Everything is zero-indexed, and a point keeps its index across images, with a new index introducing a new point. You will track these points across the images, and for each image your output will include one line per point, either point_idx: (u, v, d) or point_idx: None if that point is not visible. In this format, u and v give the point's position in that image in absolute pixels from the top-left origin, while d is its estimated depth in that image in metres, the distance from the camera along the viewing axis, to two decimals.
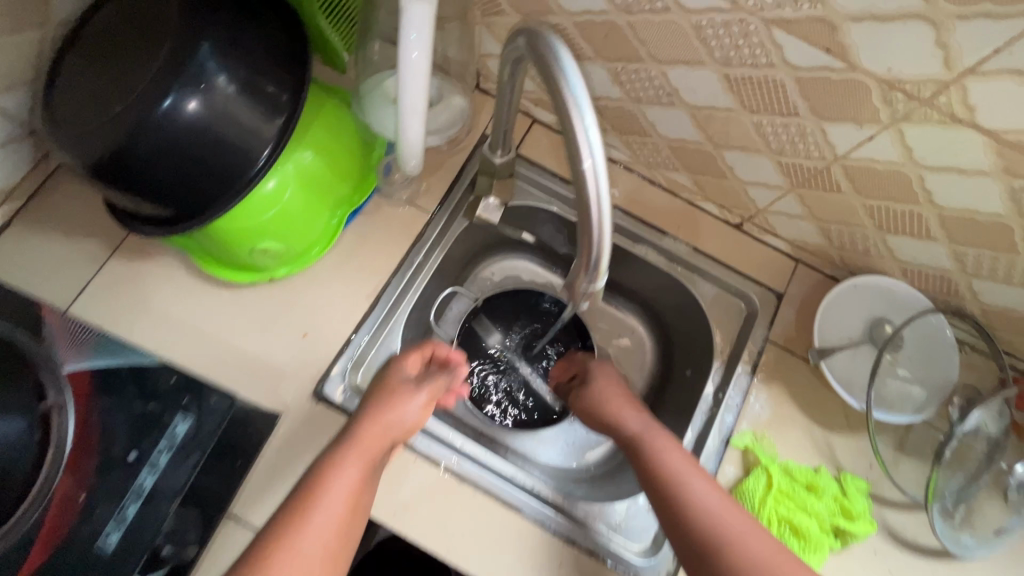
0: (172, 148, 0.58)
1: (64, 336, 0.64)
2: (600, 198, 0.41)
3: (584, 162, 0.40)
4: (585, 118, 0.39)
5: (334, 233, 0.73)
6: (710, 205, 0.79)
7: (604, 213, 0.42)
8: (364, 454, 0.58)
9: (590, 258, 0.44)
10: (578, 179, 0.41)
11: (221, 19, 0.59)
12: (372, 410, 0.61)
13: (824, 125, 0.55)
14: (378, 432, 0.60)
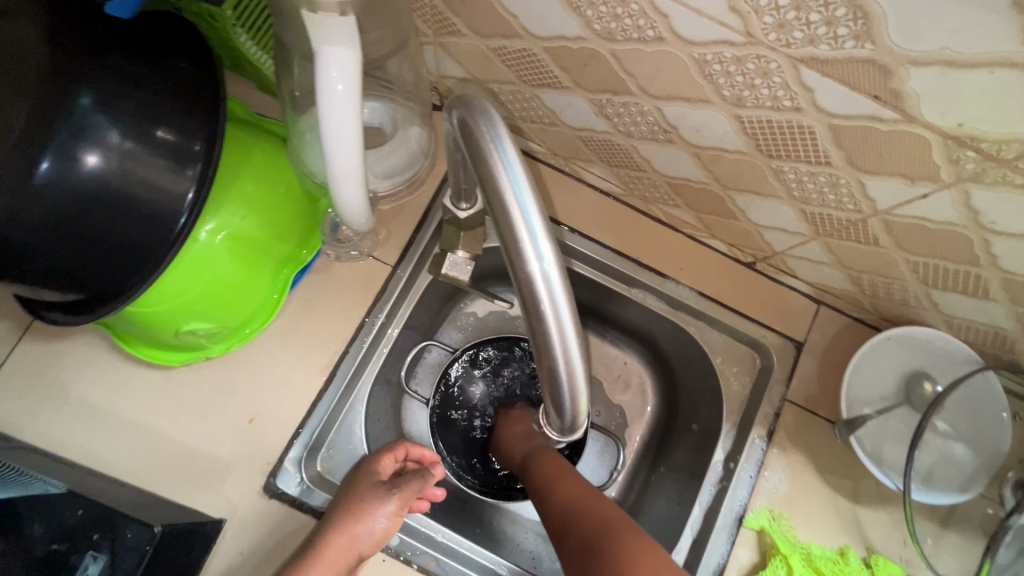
0: (60, 225, 0.47)
1: None
2: (560, 317, 0.31)
3: (531, 269, 0.30)
4: (530, 217, 0.30)
5: (280, 295, 0.63)
6: (717, 242, 0.67)
7: (570, 335, 0.32)
8: (328, 570, 0.54)
9: (557, 384, 0.34)
10: (530, 293, 0.31)
11: (105, 60, 0.47)
12: (341, 524, 0.56)
13: (863, 177, 0.43)
14: (343, 547, 0.55)
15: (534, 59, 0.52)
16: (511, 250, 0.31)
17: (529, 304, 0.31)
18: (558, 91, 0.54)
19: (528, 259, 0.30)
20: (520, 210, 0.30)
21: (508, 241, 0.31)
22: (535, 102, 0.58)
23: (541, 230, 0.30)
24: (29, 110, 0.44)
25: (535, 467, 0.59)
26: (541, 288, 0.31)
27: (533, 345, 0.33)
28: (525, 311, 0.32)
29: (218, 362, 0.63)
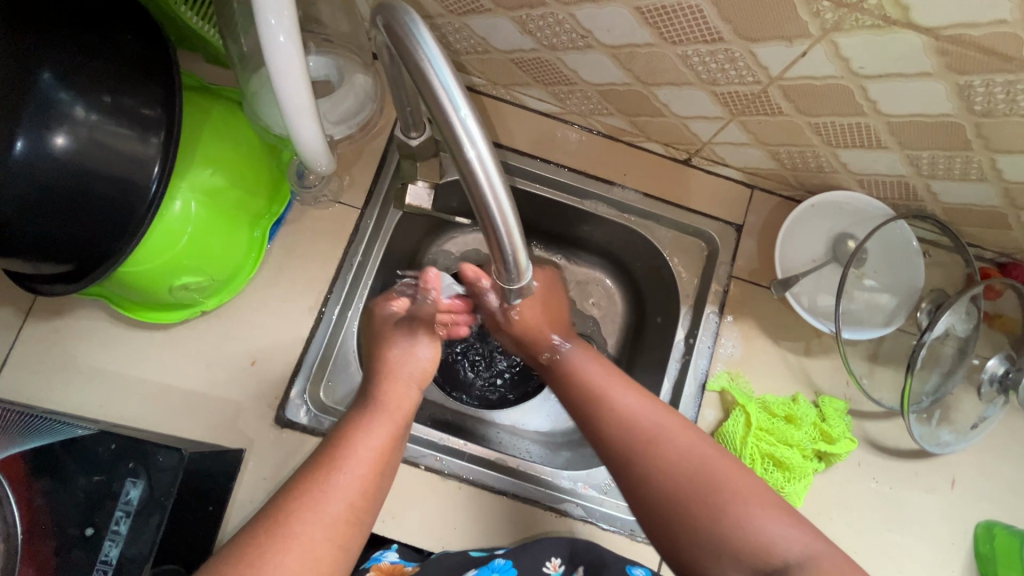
0: (46, 197, 0.52)
1: None
2: (496, 192, 0.36)
3: (467, 154, 0.34)
4: (457, 103, 0.33)
5: (259, 248, 0.68)
6: (653, 145, 0.73)
7: (506, 205, 0.37)
8: (385, 421, 0.55)
9: (503, 253, 0.40)
10: (469, 175, 0.35)
11: (60, 37, 0.51)
12: (387, 372, 0.59)
13: (752, 47, 0.49)
14: (400, 390, 0.58)
15: None
16: (448, 136, 0.34)
17: (470, 186, 0.36)
18: (483, 16, 0.59)
19: (465, 145, 0.34)
20: (448, 97, 0.33)
21: (444, 127, 0.34)
22: (465, 32, 0.63)
23: (470, 118, 0.34)
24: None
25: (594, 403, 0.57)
26: (479, 171, 0.35)
27: (478, 218, 0.38)
28: (468, 192, 0.36)
29: (214, 317, 0.68)
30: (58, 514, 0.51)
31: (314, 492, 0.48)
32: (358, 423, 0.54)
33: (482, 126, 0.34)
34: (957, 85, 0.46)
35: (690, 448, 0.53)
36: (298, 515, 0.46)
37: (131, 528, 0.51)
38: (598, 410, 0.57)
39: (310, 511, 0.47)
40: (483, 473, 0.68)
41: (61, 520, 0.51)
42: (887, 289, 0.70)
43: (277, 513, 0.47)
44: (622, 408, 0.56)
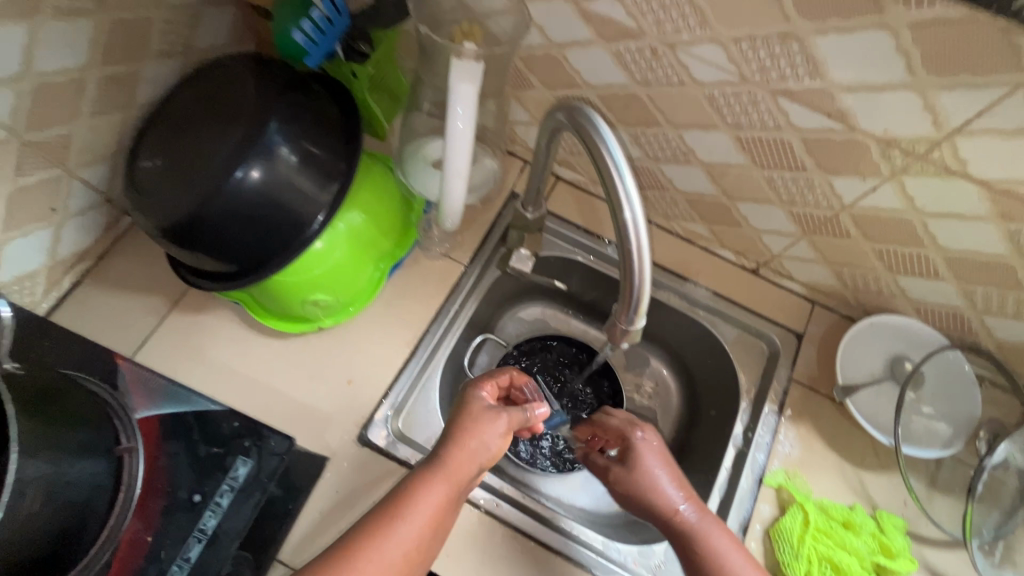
0: (238, 214, 0.64)
1: (136, 384, 0.60)
2: (640, 246, 0.46)
3: (625, 214, 0.45)
4: (624, 173, 0.45)
5: (377, 283, 0.78)
6: (726, 252, 0.83)
7: (645, 257, 0.46)
8: (448, 486, 0.58)
9: (631, 298, 0.49)
10: (621, 229, 0.45)
11: (288, 100, 0.67)
12: (455, 437, 0.60)
13: (831, 178, 0.60)
14: (464, 457, 0.59)
15: None
16: (612, 198, 0.45)
17: (620, 238, 0.46)
18: None
19: (624, 206, 0.45)
20: (618, 167, 0.44)
21: (611, 191, 0.45)
22: None
23: (631, 188, 0.44)
24: (241, 138, 0.64)
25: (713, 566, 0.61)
26: (629, 228, 0.45)
27: (619, 265, 0.47)
28: (617, 243, 0.47)
29: (324, 335, 0.77)
30: (174, 477, 0.57)
31: (382, 536, 0.54)
32: (424, 482, 0.57)
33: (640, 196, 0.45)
34: (1007, 229, 0.56)
35: (747, 563, 0.61)
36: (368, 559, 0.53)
37: (233, 502, 0.58)
38: None
39: (378, 559, 0.54)
40: (537, 527, 0.71)
41: (176, 483, 0.57)
42: (942, 418, 0.73)
43: (346, 548, 0.54)
44: None
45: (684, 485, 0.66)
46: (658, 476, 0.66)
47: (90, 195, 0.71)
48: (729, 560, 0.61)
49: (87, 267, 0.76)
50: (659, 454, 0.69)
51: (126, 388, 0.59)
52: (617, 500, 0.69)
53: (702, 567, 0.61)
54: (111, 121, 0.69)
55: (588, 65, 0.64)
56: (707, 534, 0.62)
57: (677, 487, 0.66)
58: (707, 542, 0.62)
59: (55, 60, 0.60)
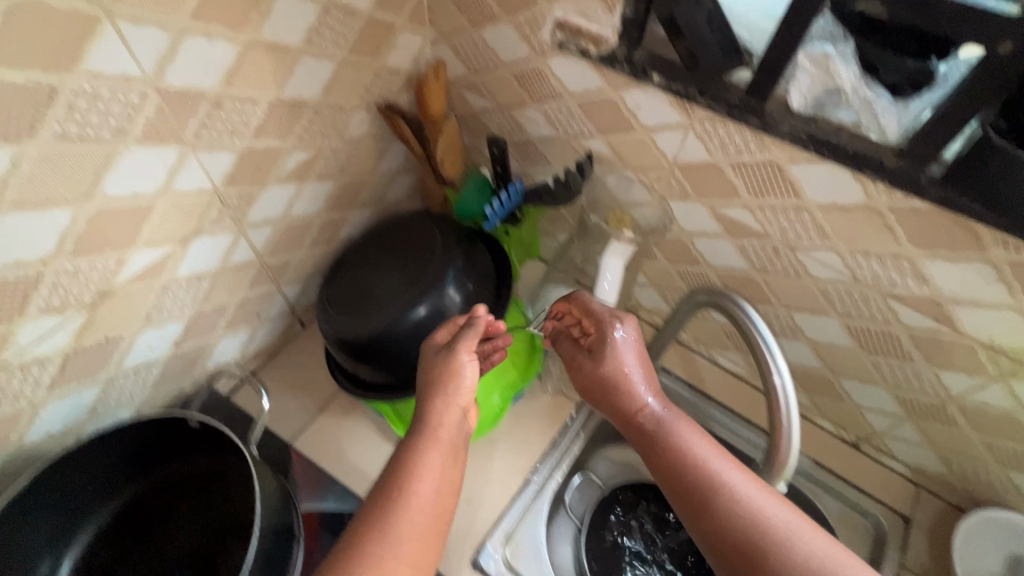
0: (406, 340, 0.77)
1: (303, 480, 0.79)
2: (790, 408, 0.56)
3: (775, 379, 0.56)
4: (773, 347, 0.57)
5: (501, 411, 0.86)
6: (825, 422, 0.88)
7: (794, 416, 0.56)
8: (446, 437, 0.61)
9: (780, 451, 0.57)
10: (773, 391, 0.56)
11: (457, 251, 0.82)
12: (433, 388, 0.63)
13: (939, 371, 0.67)
14: (451, 412, 0.63)
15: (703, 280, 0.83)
16: (763, 366, 0.57)
17: (772, 399, 0.56)
18: None
19: (775, 372, 0.56)
20: (769, 342, 0.56)
21: (761, 360, 0.57)
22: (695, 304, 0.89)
23: (784, 368, 0.56)
24: (419, 279, 0.79)
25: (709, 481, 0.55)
26: (780, 391, 0.56)
27: (770, 422, 0.57)
28: (767, 403, 0.57)
29: None
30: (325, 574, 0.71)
31: (390, 486, 0.56)
32: (413, 442, 0.60)
33: (787, 372, 0.57)
34: None
35: (732, 466, 0.56)
36: (383, 543, 0.52)
37: None
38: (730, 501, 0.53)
39: (399, 530, 0.53)
40: None
41: None
42: None
43: (359, 532, 0.53)
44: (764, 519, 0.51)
45: (651, 379, 0.65)
46: (625, 367, 0.65)
47: (284, 306, 0.87)
48: (725, 477, 0.55)
49: (261, 364, 0.89)
50: (636, 350, 0.67)
51: (296, 483, 0.78)
52: (581, 391, 0.70)
53: (696, 496, 0.55)
54: (317, 252, 0.87)
55: (712, 250, 0.78)
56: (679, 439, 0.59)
57: (642, 378, 0.65)
58: (673, 438, 0.60)
59: (303, 208, 0.79)
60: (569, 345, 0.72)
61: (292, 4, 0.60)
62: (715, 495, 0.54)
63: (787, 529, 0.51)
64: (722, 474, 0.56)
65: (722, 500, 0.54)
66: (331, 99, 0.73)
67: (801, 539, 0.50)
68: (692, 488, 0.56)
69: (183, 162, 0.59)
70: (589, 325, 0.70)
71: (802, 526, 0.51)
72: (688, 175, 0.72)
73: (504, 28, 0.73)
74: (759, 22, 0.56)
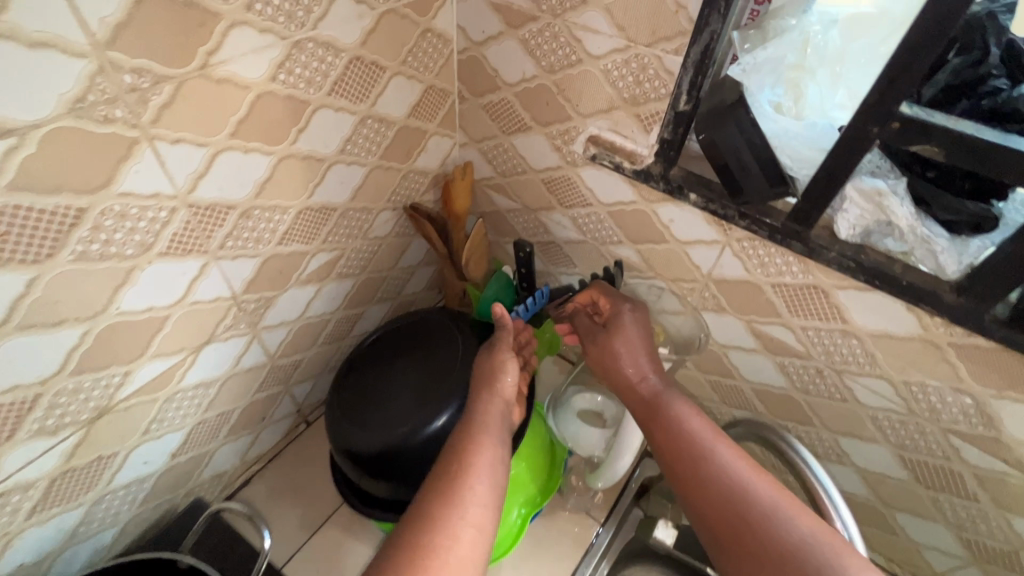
0: (423, 453, 0.71)
1: None
2: None
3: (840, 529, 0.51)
4: (831, 490, 0.52)
5: (519, 529, 0.79)
6: (876, 554, 0.80)
7: None
8: (494, 418, 0.64)
9: None
10: None
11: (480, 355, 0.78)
12: (480, 381, 0.68)
13: (1009, 516, 0.61)
14: (497, 404, 0.66)
15: (738, 392, 0.79)
16: (822, 511, 0.52)
17: None
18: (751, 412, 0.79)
19: (837, 520, 0.51)
20: (825, 485, 0.52)
21: (819, 502, 0.52)
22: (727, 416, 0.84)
23: (849, 520, 0.51)
24: (440, 385, 0.75)
25: (700, 449, 0.54)
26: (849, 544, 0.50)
27: None
28: None
29: None
30: None
31: (448, 452, 0.58)
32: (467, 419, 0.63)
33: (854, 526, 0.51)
34: None
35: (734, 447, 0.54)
36: (445, 506, 0.51)
37: None
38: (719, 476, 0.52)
39: (463, 496, 0.52)
40: None
41: None
42: None
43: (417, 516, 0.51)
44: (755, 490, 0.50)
45: (654, 358, 0.66)
46: (632, 349, 0.66)
47: (291, 406, 0.83)
48: (716, 447, 0.54)
49: (259, 469, 0.83)
50: (641, 330, 0.68)
51: None
52: (593, 368, 0.70)
53: (686, 465, 0.54)
54: (331, 349, 0.84)
55: (749, 365, 0.74)
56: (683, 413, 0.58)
57: (645, 360, 0.65)
58: (668, 408, 0.60)
59: (321, 307, 0.76)
60: (579, 320, 0.74)
61: (330, 117, 0.60)
62: (708, 463, 0.53)
63: (776, 506, 0.49)
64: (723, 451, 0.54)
65: (713, 470, 0.52)
66: (360, 202, 0.72)
67: (790, 517, 0.48)
68: (685, 463, 0.54)
69: (204, 271, 0.56)
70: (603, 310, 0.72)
71: (791, 504, 0.49)
72: (724, 289, 0.69)
73: (535, 138, 0.74)
74: (809, 154, 0.53)
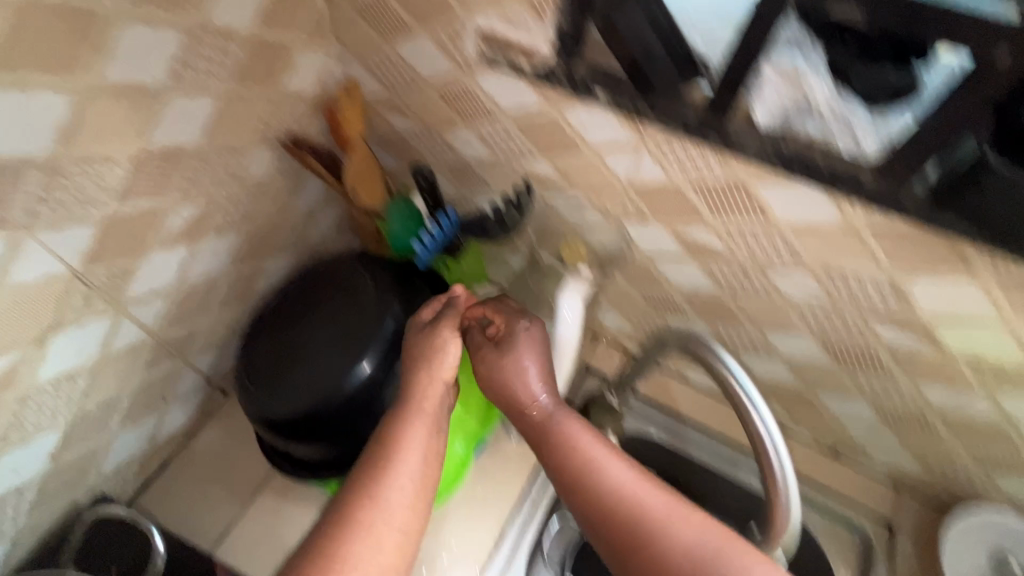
0: (353, 408, 0.66)
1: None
2: (783, 467, 0.48)
3: (763, 436, 0.48)
4: (754, 398, 0.49)
5: (464, 465, 0.77)
6: (803, 431, 0.84)
7: (786, 471, 0.48)
8: (422, 412, 0.56)
9: (779, 522, 0.49)
10: (762, 451, 0.48)
11: (398, 298, 0.71)
12: (411, 363, 0.60)
13: (919, 384, 0.64)
14: (431, 388, 0.58)
15: (669, 300, 0.77)
16: (746, 422, 0.49)
17: (762, 460, 0.48)
18: (683, 318, 0.78)
19: (761, 429, 0.48)
20: (746, 391, 0.49)
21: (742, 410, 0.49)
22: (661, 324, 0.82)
23: (766, 410, 0.48)
24: (360, 337, 0.68)
25: (579, 461, 0.51)
26: (770, 451, 0.48)
27: (764, 482, 0.49)
28: (759, 464, 0.49)
29: None
30: None
31: (376, 456, 0.53)
32: (393, 414, 0.56)
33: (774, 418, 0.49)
34: None
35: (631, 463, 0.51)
36: (363, 527, 0.48)
37: None
38: (614, 487, 0.49)
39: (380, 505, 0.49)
40: None
41: None
42: None
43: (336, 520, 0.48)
44: (646, 499, 0.48)
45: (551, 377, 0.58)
46: (524, 363, 0.58)
47: (196, 378, 0.74)
48: (605, 464, 0.51)
49: (176, 448, 0.76)
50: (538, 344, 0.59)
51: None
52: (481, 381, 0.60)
53: (574, 481, 0.51)
54: (230, 312, 0.75)
55: (676, 272, 0.71)
56: (560, 426, 0.54)
57: (538, 378, 0.57)
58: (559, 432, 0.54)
59: (201, 269, 0.67)
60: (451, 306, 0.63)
61: (143, 35, 0.48)
62: (600, 472, 0.50)
63: (668, 517, 0.47)
64: (613, 470, 0.50)
65: (606, 482, 0.49)
66: (220, 140, 0.61)
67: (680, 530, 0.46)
68: (573, 474, 0.51)
69: (17, 247, 0.46)
70: (483, 314, 0.62)
71: (682, 513, 0.47)
72: (645, 197, 0.64)
73: (421, 42, 0.63)
74: (722, 34, 0.48)
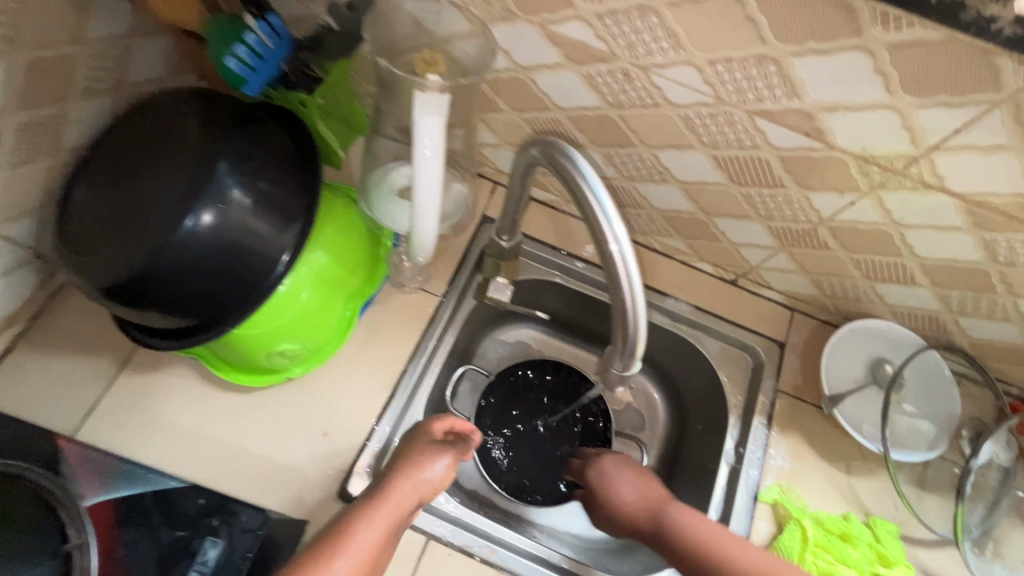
0: (196, 264, 0.56)
1: (85, 470, 0.57)
2: (631, 278, 0.44)
3: (611, 248, 0.44)
4: (604, 203, 0.44)
5: (348, 324, 0.72)
6: (705, 265, 0.81)
7: (634, 281, 0.45)
8: (386, 519, 0.56)
9: (626, 335, 0.47)
10: (610, 261, 0.44)
11: (236, 137, 0.59)
12: (410, 467, 0.61)
13: (809, 193, 0.60)
14: (407, 492, 0.59)
15: (556, 127, 0.67)
16: (597, 233, 0.44)
17: (609, 272, 0.45)
18: None
19: (609, 239, 0.44)
20: (596, 197, 0.44)
21: (593, 220, 0.44)
22: None
23: (618, 220, 0.43)
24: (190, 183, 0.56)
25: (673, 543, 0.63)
26: (618, 261, 0.44)
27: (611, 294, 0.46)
28: (607, 277, 0.45)
29: (294, 384, 0.71)
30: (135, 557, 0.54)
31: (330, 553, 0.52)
32: (364, 512, 0.56)
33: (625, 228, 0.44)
34: (982, 238, 0.56)
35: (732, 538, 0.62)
36: None
37: None
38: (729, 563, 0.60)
39: None
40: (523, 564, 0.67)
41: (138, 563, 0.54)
42: (924, 416, 0.73)
43: None
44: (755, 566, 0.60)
45: (652, 485, 0.69)
46: (623, 486, 0.69)
47: (14, 250, 0.64)
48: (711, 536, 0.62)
49: (19, 331, 0.69)
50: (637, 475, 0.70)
51: (72, 476, 0.57)
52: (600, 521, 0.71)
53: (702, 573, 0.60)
54: (36, 169, 0.63)
55: (557, 87, 0.61)
56: (687, 527, 0.63)
57: (647, 497, 0.67)
58: (675, 533, 0.63)
59: None
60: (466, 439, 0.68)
61: None
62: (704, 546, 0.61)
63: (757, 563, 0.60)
64: (717, 532, 0.62)
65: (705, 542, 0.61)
66: None
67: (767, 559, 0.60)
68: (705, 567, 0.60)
69: None
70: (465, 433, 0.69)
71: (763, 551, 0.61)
72: None
73: None
74: None
